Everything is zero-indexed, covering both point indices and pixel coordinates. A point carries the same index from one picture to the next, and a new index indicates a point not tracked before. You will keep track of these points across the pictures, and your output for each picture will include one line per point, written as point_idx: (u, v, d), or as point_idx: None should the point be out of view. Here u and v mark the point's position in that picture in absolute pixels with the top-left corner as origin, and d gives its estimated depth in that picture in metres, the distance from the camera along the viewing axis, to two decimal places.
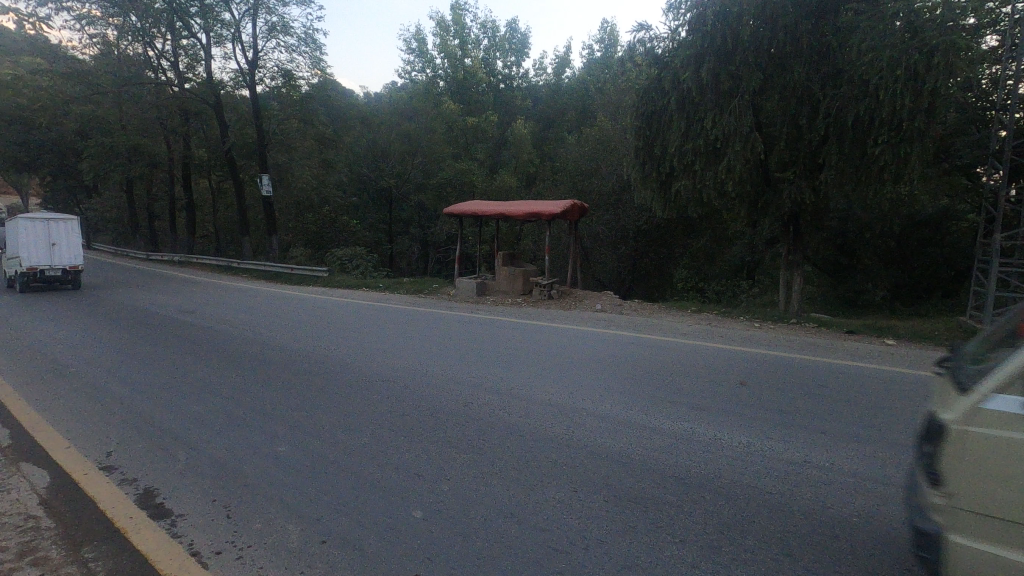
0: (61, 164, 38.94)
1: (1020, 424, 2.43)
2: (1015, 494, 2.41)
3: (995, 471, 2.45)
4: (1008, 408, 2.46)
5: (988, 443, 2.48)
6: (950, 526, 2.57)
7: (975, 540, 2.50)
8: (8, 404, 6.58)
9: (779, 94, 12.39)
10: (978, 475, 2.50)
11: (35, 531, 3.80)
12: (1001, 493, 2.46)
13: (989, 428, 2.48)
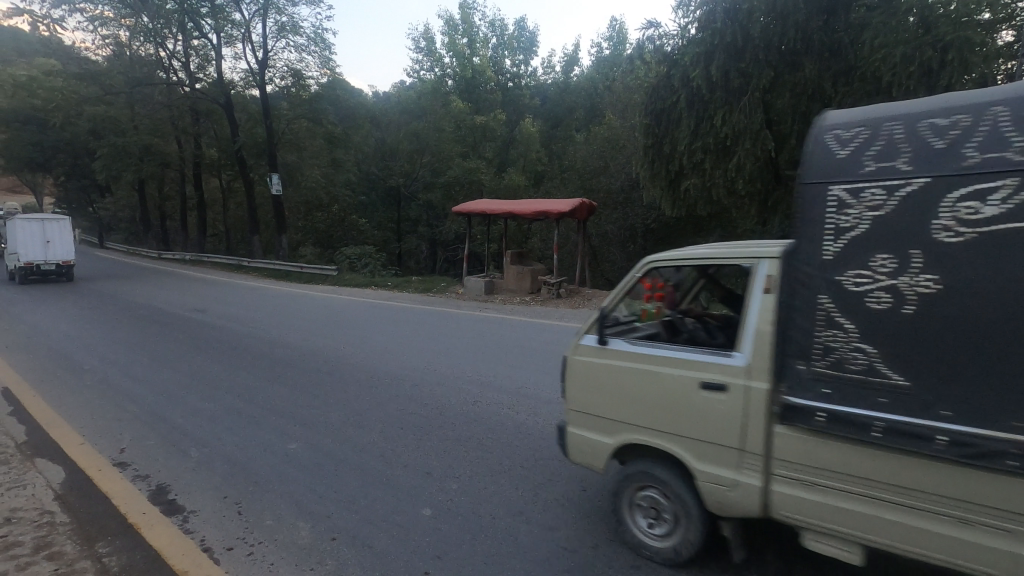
0: (75, 164, 39.41)
1: (596, 352, 3.67)
2: (593, 398, 3.66)
3: (584, 384, 3.70)
4: (591, 341, 3.71)
5: (582, 366, 3.71)
6: (569, 423, 3.82)
7: (578, 431, 3.75)
8: (23, 400, 6.67)
9: (789, 91, 12.30)
10: (579, 388, 3.74)
11: (50, 526, 3.86)
12: (593, 400, 3.65)
13: (584, 356, 3.71)
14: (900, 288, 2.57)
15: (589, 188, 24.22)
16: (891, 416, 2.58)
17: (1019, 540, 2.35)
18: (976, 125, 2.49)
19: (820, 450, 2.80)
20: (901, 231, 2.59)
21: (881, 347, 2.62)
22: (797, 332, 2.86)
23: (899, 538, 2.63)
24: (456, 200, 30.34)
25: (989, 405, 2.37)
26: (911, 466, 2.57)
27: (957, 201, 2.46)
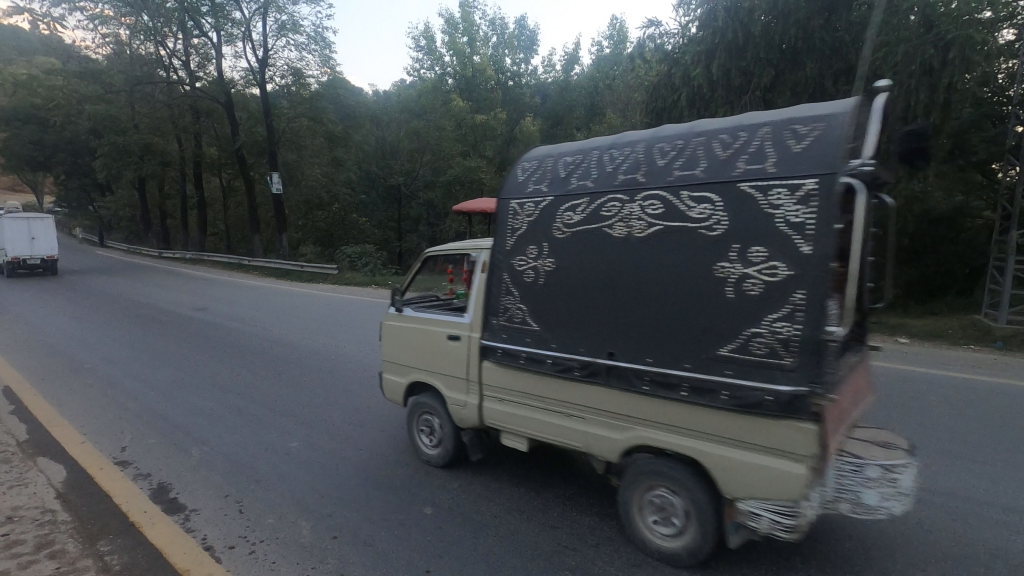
0: (76, 162, 39.43)
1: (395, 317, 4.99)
2: (394, 351, 4.99)
3: (388, 341, 5.03)
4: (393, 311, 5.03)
5: (387, 328, 5.03)
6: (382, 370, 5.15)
7: (385, 374, 5.09)
8: (24, 399, 6.68)
9: (790, 90, 12.29)
10: (385, 344, 5.07)
11: (52, 525, 3.86)
12: (395, 352, 4.98)
13: (389, 321, 5.03)
14: (541, 269, 3.84)
15: None
16: (557, 354, 3.76)
17: (593, 424, 3.67)
18: (578, 163, 3.78)
19: (503, 376, 4.12)
20: (541, 230, 3.87)
21: (531, 307, 3.92)
22: (494, 299, 4.15)
23: (544, 433, 3.93)
24: (456, 199, 30.38)
25: (584, 342, 3.66)
26: (545, 384, 3.87)
27: (563, 212, 3.74)
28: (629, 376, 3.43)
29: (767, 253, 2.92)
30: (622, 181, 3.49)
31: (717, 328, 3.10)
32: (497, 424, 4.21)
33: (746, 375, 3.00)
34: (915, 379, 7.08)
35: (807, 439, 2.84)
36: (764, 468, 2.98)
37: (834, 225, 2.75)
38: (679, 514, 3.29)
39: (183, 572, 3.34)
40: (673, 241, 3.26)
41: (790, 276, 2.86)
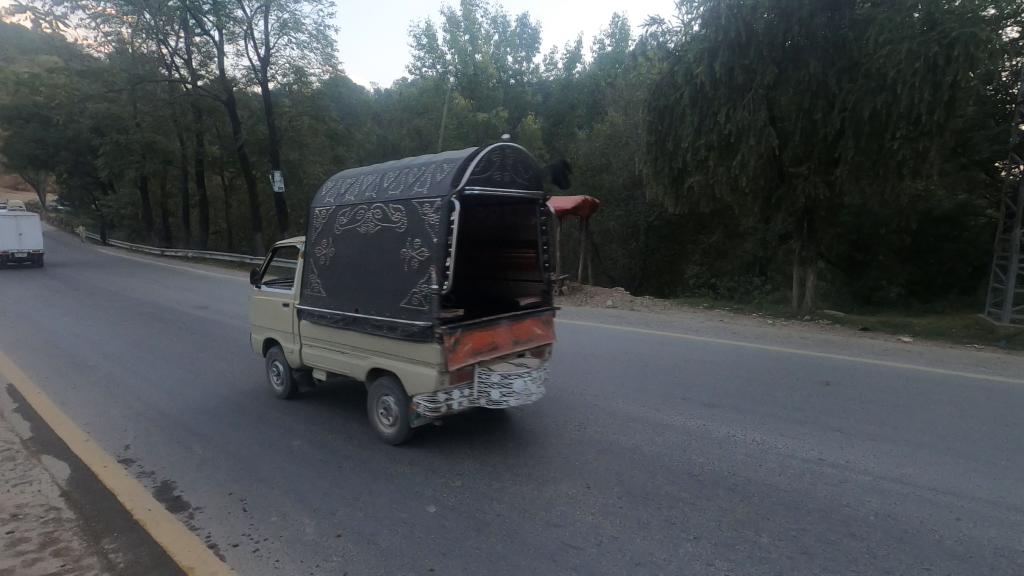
0: (78, 161, 39.45)
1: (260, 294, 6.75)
2: (259, 318, 6.76)
3: (256, 311, 6.81)
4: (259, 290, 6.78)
5: (254, 301, 6.80)
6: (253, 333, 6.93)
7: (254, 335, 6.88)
8: (28, 397, 6.70)
9: (793, 87, 12.22)
10: (254, 313, 6.84)
11: (56, 522, 3.87)
12: (259, 318, 6.77)
13: (256, 297, 6.79)
14: (325, 256, 5.70)
15: (591, 185, 24.24)
16: (330, 311, 5.60)
17: (352, 357, 5.48)
18: (347, 187, 5.69)
19: (308, 328, 5.95)
20: (324, 231, 5.75)
21: (320, 281, 5.76)
22: (304, 277, 5.96)
23: (328, 366, 5.76)
24: None
25: (343, 302, 5.52)
26: (327, 332, 5.70)
27: (335, 218, 5.64)
28: (363, 323, 5.28)
29: (419, 244, 4.88)
30: (363, 197, 5.43)
31: (398, 289, 5.03)
32: (306, 362, 6.04)
33: (409, 317, 4.87)
34: (911, 378, 6.80)
35: (436, 352, 4.73)
36: (419, 372, 4.85)
37: (445, 226, 4.71)
38: (392, 413, 5.10)
39: (188, 569, 3.35)
40: (384, 236, 5.19)
41: (429, 257, 4.80)
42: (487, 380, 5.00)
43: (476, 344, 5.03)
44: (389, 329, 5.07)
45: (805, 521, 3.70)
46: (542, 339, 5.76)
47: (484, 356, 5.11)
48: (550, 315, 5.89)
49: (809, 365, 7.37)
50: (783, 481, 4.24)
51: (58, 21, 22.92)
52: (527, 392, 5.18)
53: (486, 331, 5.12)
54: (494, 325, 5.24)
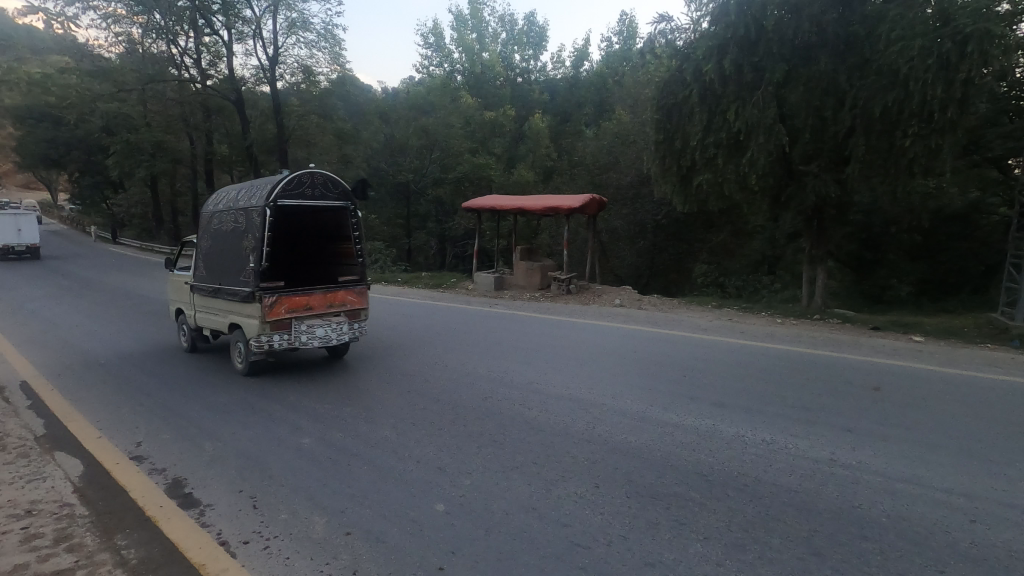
0: (89, 160, 39.81)
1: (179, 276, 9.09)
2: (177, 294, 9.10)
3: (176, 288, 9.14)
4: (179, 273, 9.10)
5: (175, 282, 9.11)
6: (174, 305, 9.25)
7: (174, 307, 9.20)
8: (41, 394, 6.78)
9: (803, 85, 12.14)
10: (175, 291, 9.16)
11: (70, 518, 3.91)
12: (177, 293, 9.11)
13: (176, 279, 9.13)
14: (206, 248, 8.10)
15: (598, 184, 24.22)
16: (206, 286, 7.95)
17: (219, 317, 7.78)
18: (222, 199, 8.12)
19: (197, 298, 8.27)
20: (207, 232, 8.15)
21: (204, 265, 8.15)
22: (196, 264, 8.35)
23: (209, 324, 8.06)
24: (465, 196, 30.52)
25: (215, 280, 7.88)
26: (206, 300, 8.02)
27: (212, 220, 8.04)
28: (224, 293, 7.62)
29: (250, 239, 7.20)
30: (225, 207, 7.83)
31: (240, 269, 7.35)
32: (198, 323, 8.34)
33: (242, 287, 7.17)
34: (923, 378, 6.73)
35: (257, 308, 7.04)
36: (250, 323, 7.16)
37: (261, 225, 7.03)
38: (240, 353, 7.37)
39: (199, 566, 3.37)
40: (235, 234, 7.56)
41: (254, 246, 7.14)
42: (297, 329, 7.23)
43: (289, 305, 7.22)
44: (236, 295, 7.41)
45: (816, 523, 3.67)
46: (356, 306, 7.83)
47: (299, 312, 7.33)
48: (363, 288, 7.99)
49: (819, 365, 7.32)
50: (793, 481, 4.22)
51: (70, 22, 23.15)
52: (328, 338, 7.40)
53: (301, 296, 7.29)
54: (308, 291, 7.43)
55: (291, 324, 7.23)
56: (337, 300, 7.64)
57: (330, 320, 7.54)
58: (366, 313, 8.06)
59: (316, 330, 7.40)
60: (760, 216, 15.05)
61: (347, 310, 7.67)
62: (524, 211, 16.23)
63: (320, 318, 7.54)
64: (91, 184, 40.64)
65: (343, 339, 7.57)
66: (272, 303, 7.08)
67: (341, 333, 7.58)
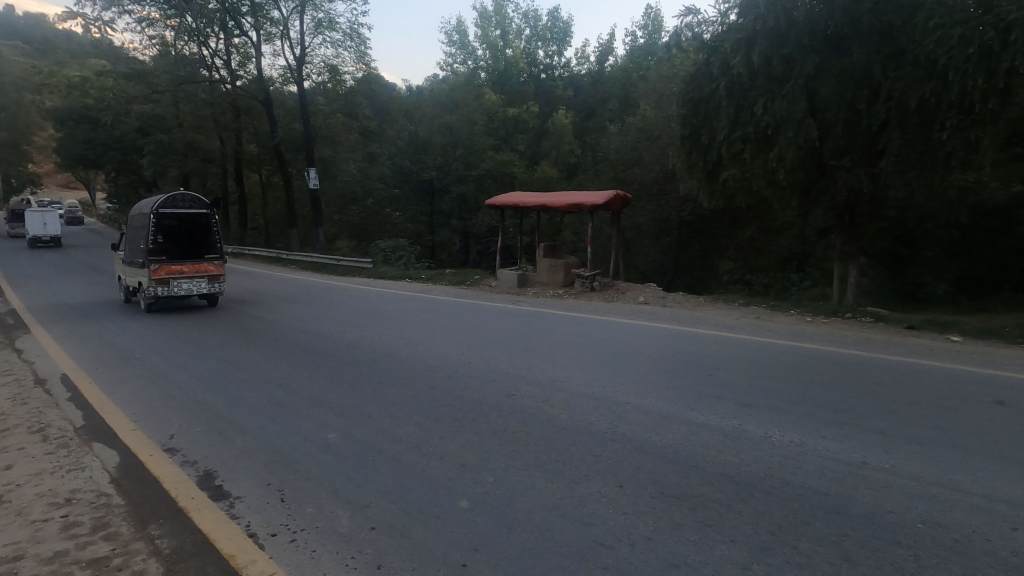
0: (125, 160, 41.05)
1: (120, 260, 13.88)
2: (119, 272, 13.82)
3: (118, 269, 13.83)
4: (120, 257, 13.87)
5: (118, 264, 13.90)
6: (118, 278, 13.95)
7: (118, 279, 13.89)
8: (80, 386, 7.04)
9: (836, 77, 11.77)
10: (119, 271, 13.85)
11: (106, 508, 4.04)
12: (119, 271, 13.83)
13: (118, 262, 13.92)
14: (127, 240, 13.15)
15: (622, 180, 24.02)
16: (126, 261, 12.94)
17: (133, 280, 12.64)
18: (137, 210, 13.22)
19: (125, 270, 13.22)
20: (130, 231, 13.19)
21: (128, 250, 13.19)
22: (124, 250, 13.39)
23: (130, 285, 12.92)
24: (488, 193, 30.62)
25: (131, 256, 12.86)
26: (129, 270, 12.99)
27: (132, 223, 13.16)
28: (133, 263, 12.56)
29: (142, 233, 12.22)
30: (134, 215, 12.90)
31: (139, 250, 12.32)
32: (126, 285, 13.23)
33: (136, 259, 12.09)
34: (959, 378, 6.53)
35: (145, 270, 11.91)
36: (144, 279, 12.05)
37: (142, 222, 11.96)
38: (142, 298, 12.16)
39: (229, 557, 3.44)
40: (138, 231, 12.63)
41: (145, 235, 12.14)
42: (171, 284, 12.03)
43: (167, 269, 12.09)
44: (139, 265, 12.35)
45: (847, 527, 3.58)
46: (215, 271, 12.54)
47: (175, 273, 12.19)
48: (220, 262, 12.73)
49: (847, 364, 7.15)
50: (825, 484, 4.12)
51: (106, 26, 23.85)
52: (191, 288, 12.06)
53: (174, 265, 12.13)
54: (180, 261, 12.26)
55: (168, 281, 12.06)
56: (200, 267, 12.40)
57: (195, 279, 12.29)
58: (224, 277, 12.75)
59: (185, 284, 12.18)
60: (790, 211, 14.70)
61: (208, 274, 12.34)
62: (545, 208, 16.18)
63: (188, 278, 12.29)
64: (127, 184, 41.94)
65: (203, 290, 12.27)
66: (155, 267, 11.97)
67: (202, 287, 12.29)
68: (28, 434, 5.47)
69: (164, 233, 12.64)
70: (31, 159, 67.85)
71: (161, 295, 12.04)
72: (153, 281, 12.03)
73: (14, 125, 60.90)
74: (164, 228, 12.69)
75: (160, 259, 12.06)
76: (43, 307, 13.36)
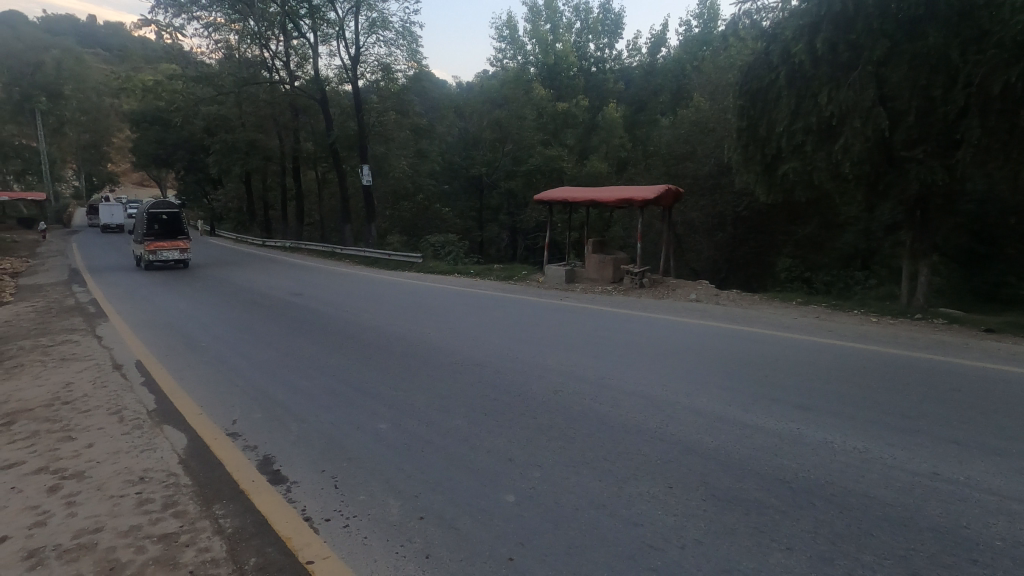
0: (192, 159, 43.43)
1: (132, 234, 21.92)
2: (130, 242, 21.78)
3: None
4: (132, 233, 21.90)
5: None
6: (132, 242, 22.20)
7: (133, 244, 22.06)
8: (152, 371, 7.52)
9: (907, 62, 11.02)
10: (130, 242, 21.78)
11: (176, 486, 4.30)
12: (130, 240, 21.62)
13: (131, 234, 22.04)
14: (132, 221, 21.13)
15: (673, 174, 23.49)
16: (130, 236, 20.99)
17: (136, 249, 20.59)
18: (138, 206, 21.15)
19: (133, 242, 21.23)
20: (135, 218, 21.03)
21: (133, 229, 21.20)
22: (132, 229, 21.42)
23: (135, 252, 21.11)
24: (537, 188, 30.62)
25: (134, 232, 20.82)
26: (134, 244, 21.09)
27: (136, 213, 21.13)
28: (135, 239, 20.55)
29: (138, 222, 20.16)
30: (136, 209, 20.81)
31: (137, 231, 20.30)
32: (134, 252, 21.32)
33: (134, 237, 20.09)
34: None
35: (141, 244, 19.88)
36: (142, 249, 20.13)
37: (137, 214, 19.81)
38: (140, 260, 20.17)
39: (287, 539, 3.59)
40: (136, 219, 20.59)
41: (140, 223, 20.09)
42: (158, 253, 20.02)
43: (154, 243, 20.11)
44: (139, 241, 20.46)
45: (915, 541, 3.38)
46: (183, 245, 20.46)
47: (160, 247, 20.25)
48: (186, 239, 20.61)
49: (913, 368, 6.75)
50: (889, 494, 3.90)
51: (176, 32, 25.11)
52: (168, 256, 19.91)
53: (160, 241, 20.15)
54: (162, 240, 20.17)
55: (156, 251, 20.06)
56: (175, 243, 20.39)
57: (171, 250, 20.25)
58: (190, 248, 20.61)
59: (167, 253, 20.15)
60: (856, 205, 13.99)
61: (179, 247, 20.35)
62: (595, 202, 15.94)
63: (167, 249, 20.29)
64: (195, 181, 44.32)
65: (176, 257, 20.17)
66: (148, 242, 20.03)
67: (175, 255, 20.21)
68: (107, 415, 5.87)
69: (155, 222, 20.68)
70: (109, 159, 72.45)
71: (152, 259, 20.05)
72: (147, 251, 20.05)
73: (95, 128, 65.38)
74: (155, 220, 20.73)
75: (151, 238, 20.12)
76: (119, 297, 14.28)
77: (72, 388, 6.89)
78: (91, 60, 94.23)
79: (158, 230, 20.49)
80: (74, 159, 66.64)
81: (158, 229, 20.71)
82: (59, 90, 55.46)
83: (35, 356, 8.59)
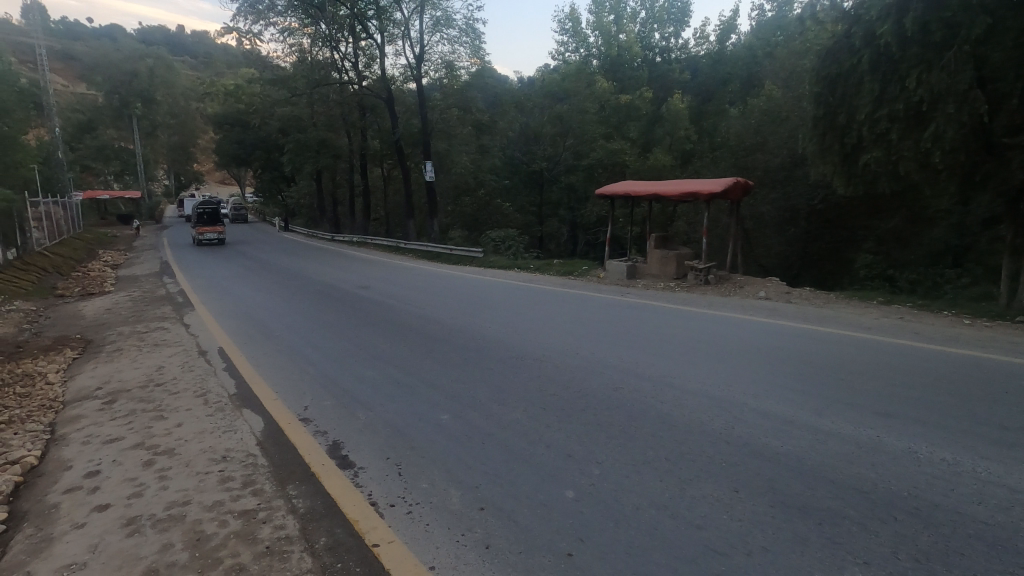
0: (269, 158, 45.93)
1: None
2: None
3: None
4: None
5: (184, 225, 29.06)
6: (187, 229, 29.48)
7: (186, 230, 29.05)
8: (232, 358, 8.01)
9: (1011, 40, 10.01)
10: None
11: (254, 466, 4.58)
12: None
13: None
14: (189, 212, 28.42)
15: (742, 166, 22.67)
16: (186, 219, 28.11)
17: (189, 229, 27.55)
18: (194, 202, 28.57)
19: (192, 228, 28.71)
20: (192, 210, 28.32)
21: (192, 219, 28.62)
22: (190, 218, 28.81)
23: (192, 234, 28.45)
24: (598, 182, 30.38)
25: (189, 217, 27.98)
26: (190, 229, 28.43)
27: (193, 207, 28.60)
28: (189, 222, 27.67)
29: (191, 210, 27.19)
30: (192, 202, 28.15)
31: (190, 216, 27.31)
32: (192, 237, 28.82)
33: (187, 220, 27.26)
34: None
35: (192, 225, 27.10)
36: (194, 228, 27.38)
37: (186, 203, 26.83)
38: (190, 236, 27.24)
39: (354, 522, 3.74)
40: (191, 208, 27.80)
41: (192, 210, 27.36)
42: (203, 234, 27.41)
43: (201, 228, 27.49)
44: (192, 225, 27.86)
45: (1012, 564, 3.09)
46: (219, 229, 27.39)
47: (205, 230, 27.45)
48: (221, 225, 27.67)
49: (1016, 375, 6.14)
50: (983, 512, 3.59)
51: (255, 38, 26.59)
52: (207, 234, 26.91)
53: (205, 226, 27.42)
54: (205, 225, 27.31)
55: (202, 233, 27.38)
56: (215, 227, 27.53)
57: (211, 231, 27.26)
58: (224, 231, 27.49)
59: (209, 234, 27.32)
60: (947, 198, 12.95)
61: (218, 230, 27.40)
62: (660, 196, 15.56)
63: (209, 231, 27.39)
64: (271, 178, 46.90)
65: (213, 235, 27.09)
66: (196, 227, 27.24)
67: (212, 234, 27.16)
68: (194, 397, 6.33)
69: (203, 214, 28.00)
70: (195, 160, 77.85)
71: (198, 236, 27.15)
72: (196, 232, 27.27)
73: (183, 130, 70.43)
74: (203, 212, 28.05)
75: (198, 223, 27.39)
76: (203, 288, 15.28)
77: (163, 371, 7.48)
78: (182, 69, 101.42)
79: (205, 220, 27.97)
80: (165, 160, 72.07)
81: (205, 219, 28.04)
82: (153, 96, 60.44)
83: (131, 341, 9.39)
